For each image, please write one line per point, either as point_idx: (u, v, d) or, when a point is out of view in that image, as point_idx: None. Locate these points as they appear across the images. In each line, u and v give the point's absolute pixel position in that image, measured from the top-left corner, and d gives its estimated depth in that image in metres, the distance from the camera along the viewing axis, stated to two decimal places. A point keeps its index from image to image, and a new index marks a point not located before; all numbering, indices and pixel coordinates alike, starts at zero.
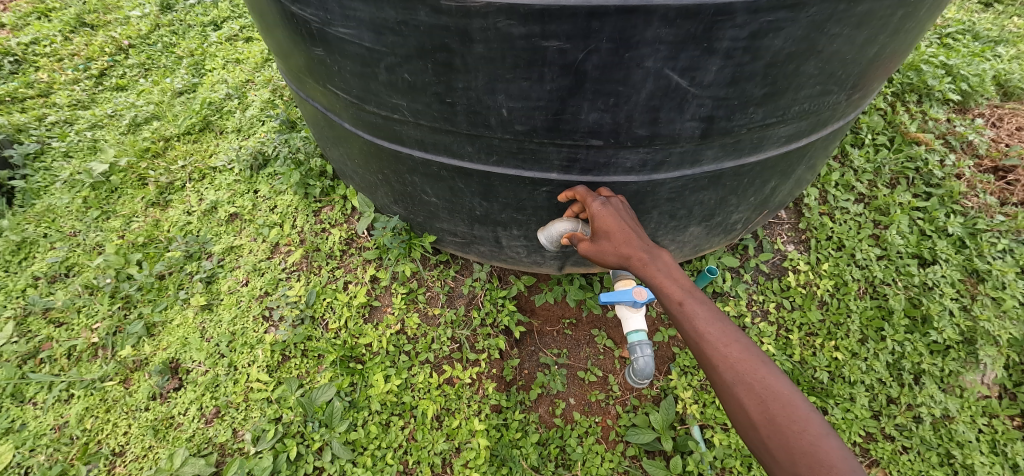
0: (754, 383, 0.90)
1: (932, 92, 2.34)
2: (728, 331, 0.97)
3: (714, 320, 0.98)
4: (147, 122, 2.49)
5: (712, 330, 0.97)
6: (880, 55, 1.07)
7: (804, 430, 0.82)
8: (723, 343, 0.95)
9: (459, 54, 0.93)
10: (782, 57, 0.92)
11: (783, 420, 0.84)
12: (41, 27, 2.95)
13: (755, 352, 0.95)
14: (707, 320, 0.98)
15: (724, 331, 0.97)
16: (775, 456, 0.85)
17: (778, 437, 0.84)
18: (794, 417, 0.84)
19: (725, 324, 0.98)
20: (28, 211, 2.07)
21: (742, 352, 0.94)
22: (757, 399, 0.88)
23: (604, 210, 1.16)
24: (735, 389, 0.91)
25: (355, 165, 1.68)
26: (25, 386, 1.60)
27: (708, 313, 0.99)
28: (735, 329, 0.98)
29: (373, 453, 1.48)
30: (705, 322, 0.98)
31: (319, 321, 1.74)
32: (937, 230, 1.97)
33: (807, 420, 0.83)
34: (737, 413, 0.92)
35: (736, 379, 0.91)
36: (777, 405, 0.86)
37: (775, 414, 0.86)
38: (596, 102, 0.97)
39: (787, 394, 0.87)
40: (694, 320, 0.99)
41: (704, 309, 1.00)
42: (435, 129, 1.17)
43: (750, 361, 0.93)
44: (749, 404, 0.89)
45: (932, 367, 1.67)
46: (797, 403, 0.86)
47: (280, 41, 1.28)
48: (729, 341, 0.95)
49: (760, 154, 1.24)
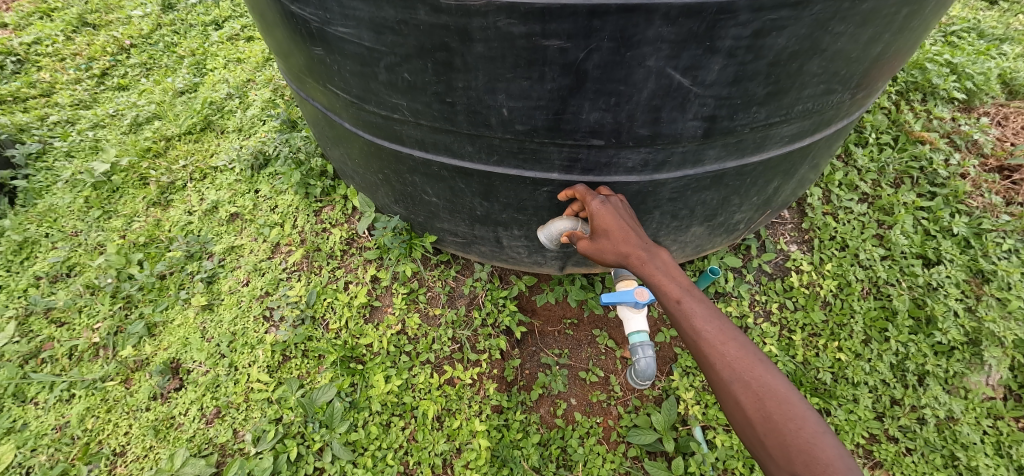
0: (751, 381, 0.90)
1: (936, 91, 2.32)
2: (726, 329, 0.97)
3: (712, 318, 0.98)
4: (148, 122, 2.49)
5: (710, 328, 0.97)
6: (885, 53, 1.06)
7: (800, 428, 0.83)
8: (721, 341, 0.95)
9: (458, 53, 0.92)
10: (785, 56, 0.91)
11: (779, 417, 0.85)
12: (43, 27, 2.95)
13: (752, 350, 0.95)
14: (705, 318, 0.98)
15: (721, 329, 0.97)
16: (771, 453, 0.86)
17: (774, 435, 0.85)
18: (790, 415, 0.85)
19: (723, 322, 0.98)
20: (29, 211, 2.07)
21: (740, 350, 0.94)
22: (754, 397, 0.89)
23: (603, 208, 1.15)
24: (732, 387, 0.92)
25: (355, 165, 1.68)
26: (27, 386, 1.60)
27: (706, 311, 0.99)
28: (732, 327, 0.98)
29: (374, 454, 1.47)
30: (702, 320, 0.98)
31: (319, 322, 1.74)
32: (942, 230, 1.95)
33: (803, 418, 0.85)
34: (734, 410, 0.93)
35: (734, 378, 0.92)
36: (774, 403, 0.87)
37: (772, 412, 0.86)
38: (597, 102, 0.96)
39: (783, 392, 0.88)
40: (692, 318, 0.99)
41: (702, 307, 1.00)
42: (435, 129, 1.16)
43: (747, 360, 0.93)
44: (746, 401, 0.90)
45: (936, 369, 1.66)
46: (793, 401, 0.87)
47: (280, 41, 1.28)
48: (727, 339, 0.95)
49: (762, 154, 1.23)
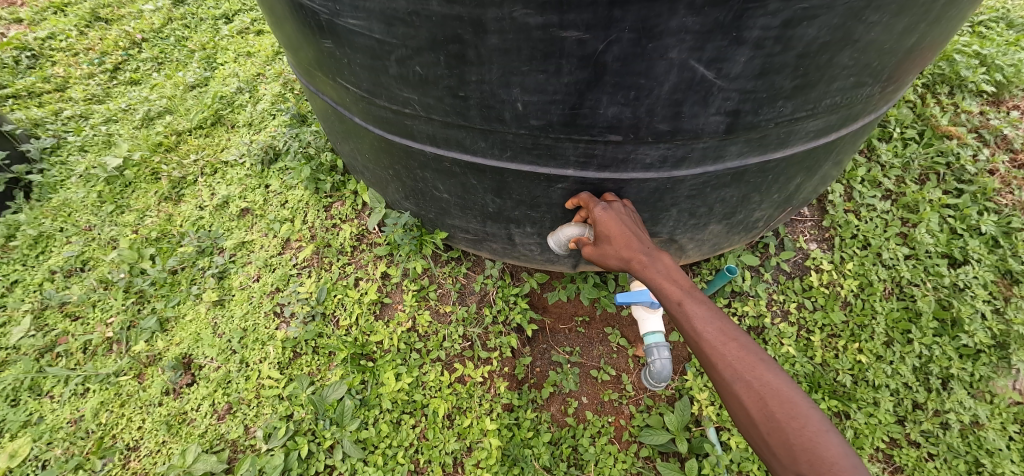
0: (753, 381, 0.87)
1: (965, 83, 2.23)
2: (727, 329, 0.94)
3: (712, 318, 0.95)
4: (160, 116, 2.50)
5: (711, 329, 0.94)
6: (919, 45, 1.01)
7: (803, 427, 0.81)
8: (722, 341, 0.92)
9: (472, 45, 0.89)
10: (815, 48, 0.86)
11: (782, 417, 0.83)
12: (57, 22, 2.96)
13: (753, 349, 0.92)
14: (706, 319, 0.95)
15: (722, 330, 0.94)
16: (776, 454, 0.83)
17: (778, 436, 0.83)
18: (793, 413, 0.83)
19: (725, 323, 0.95)
20: (45, 205, 2.09)
21: (742, 350, 0.91)
22: (757, 397, 0.86)
23: (605, 215, 1.15)
24: (735, 388, 0.89)
25: (365, 160, 1.65)
26: (43, 379, 1.62)
27: (709, 313, 0.96)
28: (735, 327, 0.95)
29: (385, 452, 1.46)
30: (703, 322, 0.95)
31: (330, 318, 1.73)
32: (969, 229, 1.88)
33: (806, 417, 0.82)
34: (737, 411, 0.90)
35: (736, 378, 0.89)
36: (776, 403, 0.84)
37: (775, 412, 0.84)
38: (616, 96, 0.92)
39: (786, 391, 0.85)
40: (692, 320, 0.96)
41: (703, 308, 0.96)
42: (447, 124, 1.13)
43: (749, 360, 0.90)
44: (749, 402, 0.87)
45: (961, 373, 1.61)
46: (797, 400, 0.84)
47: (289, 34, 1.26)
48: (728, 340, 0.92)
49: (786, 150, 1.18)
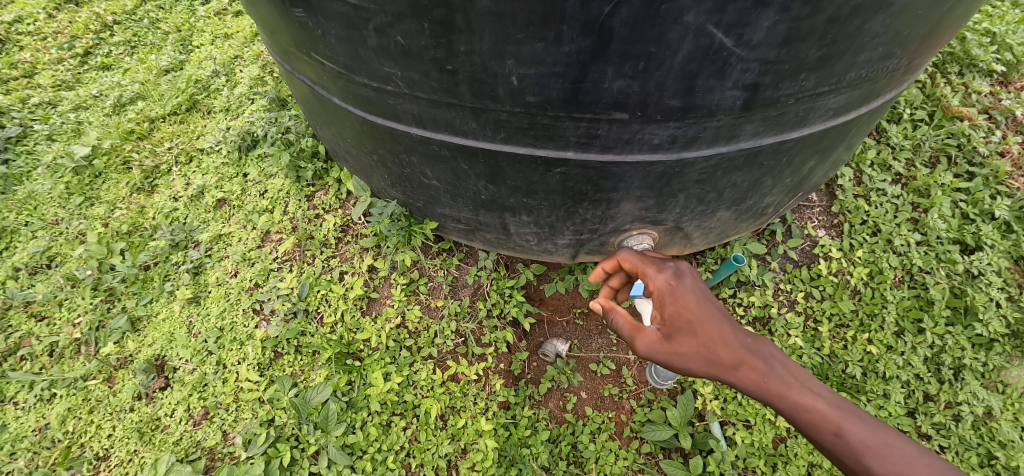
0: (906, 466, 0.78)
1: (975, 62, 2.15)
2: (845, 408, 0.85)
3: (829, 400, 0.86)
4: (132, 103, 2.35)
5: (838, 415, 0.84)
6: (954, 11, 0.91)
7: None
8: (856, 425, 0.83)
9: (459, 10, 0.77)
10: (847, 11, 0.76)
11: None
12: (22, 3, 2.77)
13: (879, 425, 0.83)
14: (823, 400, 0.86)
15: (844, 412, 0.85)
16: None
17: None
18: None
19: (839, 401, 0.87)
20: (8, 198, 1.95)
21: (874, 431, 0.82)
22: None
23: (676, 290, 0.99)
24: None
25: (348, 146, 1.54)
26: (6, 385, 1.51)
27: (824, 399, 0.86)
28: (849, 404, 0.87)
29: (374, 457, 1.38)
30: (822, 405, 0.85)
31: (313, 315, 1.62)
32: (981, 214, 1.81)
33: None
34: None
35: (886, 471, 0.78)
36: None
37: None
38: (623, 67, 0.82)
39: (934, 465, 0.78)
40: (815, 409, 0.85)
41: (819, 396, 0.86)
42: (434, 103, 1.02)
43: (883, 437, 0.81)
44: None
45: (974, 363, 1.55)
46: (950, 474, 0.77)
47: (259, 5, 1.14)
48: (857, 419, 0.83)
49: (803, 129, 1.09)
